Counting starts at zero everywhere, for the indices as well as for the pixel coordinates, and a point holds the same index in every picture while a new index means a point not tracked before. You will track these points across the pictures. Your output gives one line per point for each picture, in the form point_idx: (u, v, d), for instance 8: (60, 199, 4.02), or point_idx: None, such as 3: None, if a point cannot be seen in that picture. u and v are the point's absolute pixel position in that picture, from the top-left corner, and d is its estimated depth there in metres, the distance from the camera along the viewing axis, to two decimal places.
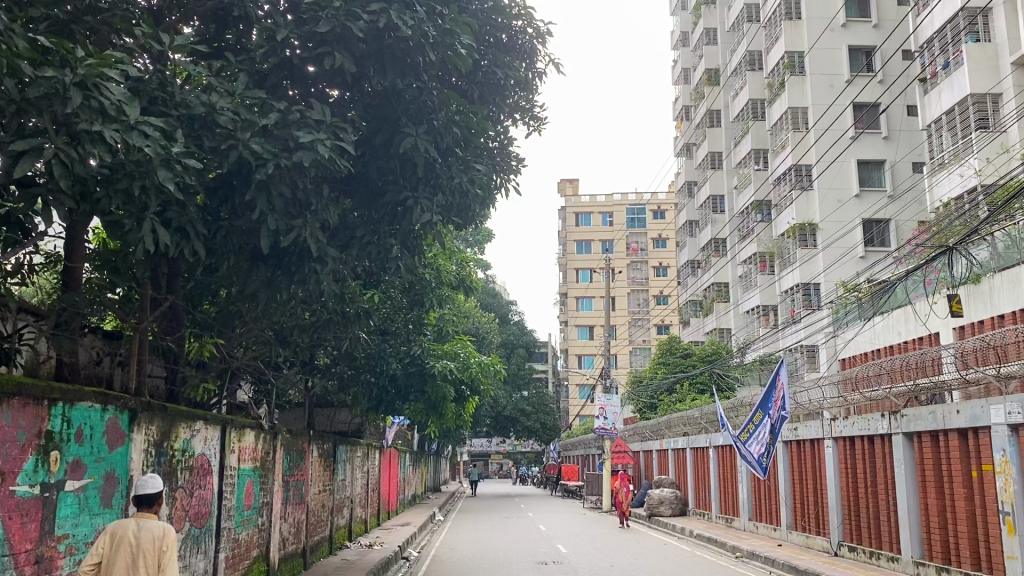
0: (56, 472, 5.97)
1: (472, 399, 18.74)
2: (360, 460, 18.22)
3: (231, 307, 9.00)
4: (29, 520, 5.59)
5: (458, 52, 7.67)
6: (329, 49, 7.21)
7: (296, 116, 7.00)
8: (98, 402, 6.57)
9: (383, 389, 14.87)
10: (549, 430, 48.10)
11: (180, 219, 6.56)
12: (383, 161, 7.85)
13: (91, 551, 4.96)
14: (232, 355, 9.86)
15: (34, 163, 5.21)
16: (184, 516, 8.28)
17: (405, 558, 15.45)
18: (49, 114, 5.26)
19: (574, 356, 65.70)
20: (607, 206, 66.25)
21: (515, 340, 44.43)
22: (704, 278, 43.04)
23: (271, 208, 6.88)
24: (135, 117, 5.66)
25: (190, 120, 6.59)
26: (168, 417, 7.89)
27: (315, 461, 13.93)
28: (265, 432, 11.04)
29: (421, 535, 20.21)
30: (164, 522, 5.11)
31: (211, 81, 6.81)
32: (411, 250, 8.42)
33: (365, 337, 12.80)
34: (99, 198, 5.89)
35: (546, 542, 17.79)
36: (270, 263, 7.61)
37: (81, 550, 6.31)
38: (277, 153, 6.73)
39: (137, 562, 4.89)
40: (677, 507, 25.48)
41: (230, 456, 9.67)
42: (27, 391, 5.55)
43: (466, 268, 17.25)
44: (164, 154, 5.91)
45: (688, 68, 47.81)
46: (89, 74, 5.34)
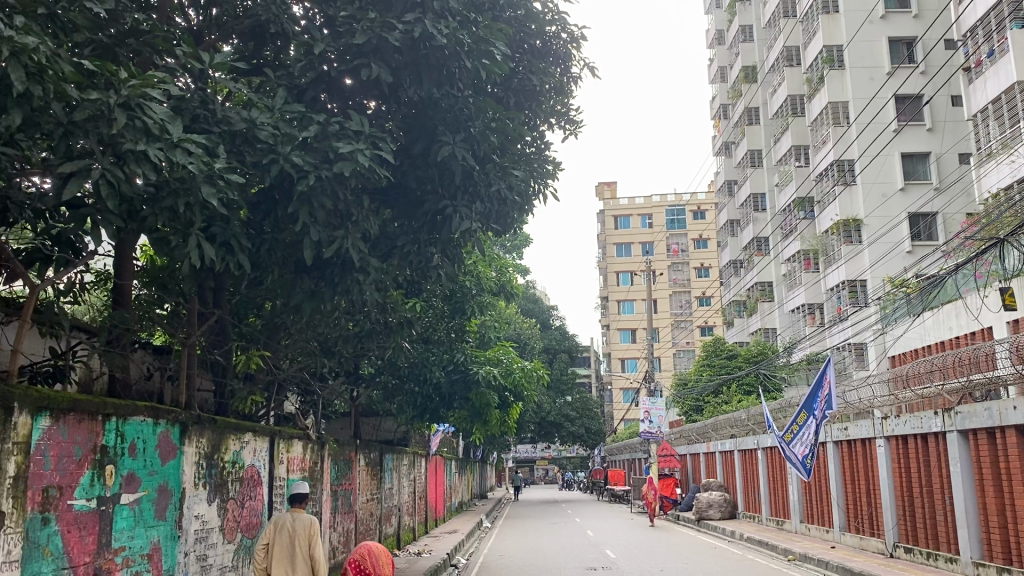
0: (112, 486, 6.11)
1: (517, 406, 18.62)
2: (407, 468, 18.37)
3: (277, 318, 9.12)
4: (87, 533, 5.73)
5: (494, 59, 7.68)
6: (365, 60, 7.30)
7: (336, 128, 7.08)
8: (151, 417, 6.69)
9: (427, 398, 14.95)
10: (594, 435, 47.75)
11: (225, 233, 6.64)
12: (422, 170, 7.84)
13: (261, 537, 6.45)
14: (277, 367, 9.94)
15: (83, 183, 5.34)
16: (236, 527, 8.41)
17: (454, 565, 15.49)
18: (95, 135, 5.41)
19: (617, 360, 65.62)
20: (645, 209, 65.98)
21: (557, 346, 44.56)
22: (747, 278, 42.53)
23: (314, 220, 6.95)
24: (178, 135, 5.75)
25: (231, 136, 6.68)
26: (218, 429, 8.00)
27: (362, 470, 14.04)
28: (313, 442, 11.16)
29: (470, 541, 20.27)
30: (311, 516, 6.52)
31: (251, 97, 6.89)
32: (452, 258, 8.48)
33: (408, 346, 12.89)
34: (146, 216, 5.99)
35: (595, 547, 17.61)
36: (314, 274, 7.74)
37: (138, 562, 6.42)
38: (317, 165, 6.82)
39: (294, 543, 6.33)
40: (726, 510, 25.23)
41: (279, 466, 9.78)
42: (82, 407, 5.71)
43: (506, 275, 17.40)
44: (207, 170, 5.98)
45: (724, 66, 47.61)
46: (132, 95, 5.48)
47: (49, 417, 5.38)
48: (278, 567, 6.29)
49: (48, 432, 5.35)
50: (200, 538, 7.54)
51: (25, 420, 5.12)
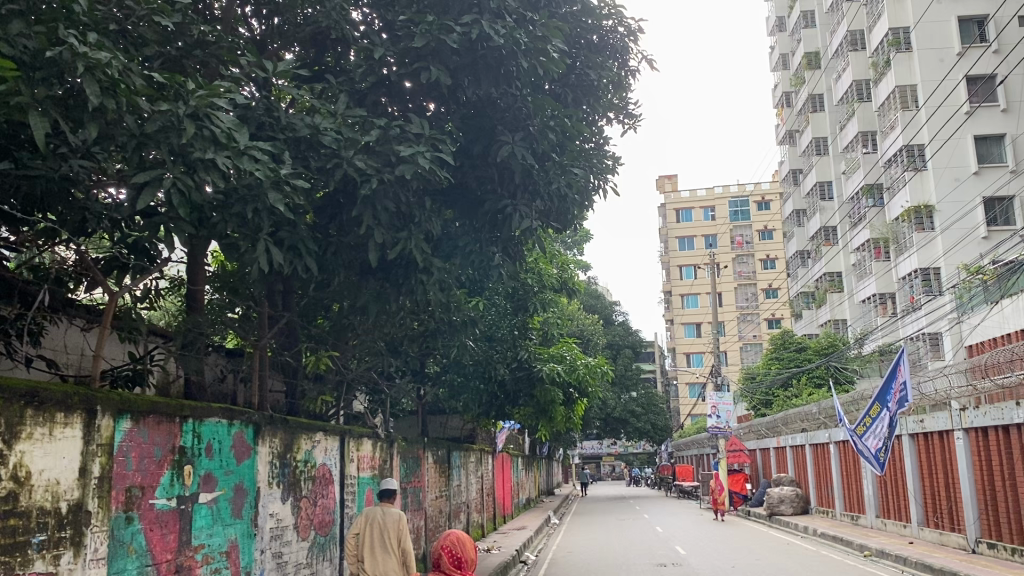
0: (191, 486, 6.30)
1: (581, 402, 18.60)
2: (474, 465, 18.49)
3: (344, 320, 9.27)
4: (168, 531, 5.91)
5: (550, 57, 7.68)
6: (424, 63, 7.35)
7: (397, 131, 7.16)
8: (225, 418, 6.89)
9: (493, 395, 14.97)
10: (661, 430, 47.34)
11: (292, 237, 6.77)
12: (481, 170, 7.87)
13: (352, 530, 6.63)
14: (346, 367, 10.11)
15: (156, 192, 5.49)
16: (309, 525, 8.58)
17: (523, 561, 15.56)
18: (167, 146, 5.57)
19: (683, 355, 65.01)
20: (708, 201, 65.09)
21: (621, 341, 44.23)
22: (815, 269, 41.64)
23: (378, 222, 7.05)
24: (245, 143, 5.91)
25: (296, 143, 6.82)
26: (290, 429, 8.17)
27: (430, 467, 14.17)
28: (382, 440, 11.32)
29: (538, 538, 20.27)
30: (399, 511, 6.65)
31: (314, 103, 7.02)
32: (513, 256, 8.53)
33: (472, 344, 13.00)
34: (216, 222, 6.15)
35: (666, 544, 17.44)
36: (379, 275, 7.85)
37: (217, 559, 6.60)
38: (379, 168, 6.91)
39: (383, 536, 6.47)
40: (798, 505, 24.69)
41: (350, 465, 9.95)
42: (161, 409, 5.91)
43: (568, 272, 17.41)
44: (274, 177, 6.12)
45: (786, 53, 46.77)
46: (200, 105, 5.65)
47: (130, 419, 5.58)
48: (369, 557, 6.44)
49: (129, 434, 5.55)
50: (276, 536, 7.72)
51: (108, 422, 5.32)
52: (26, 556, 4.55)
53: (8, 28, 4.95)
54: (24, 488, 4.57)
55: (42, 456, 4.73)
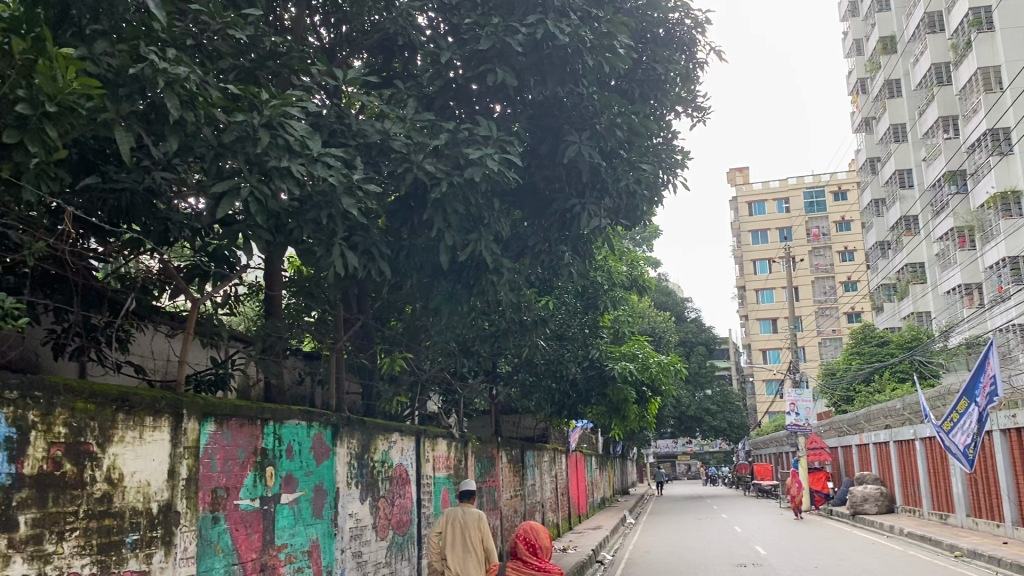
0: (273, 486, 6.45)
1: (655, 400, 18.40)
2: (548, 464, 18.47)
3: (417, 321, 9.38)
4: (252, 531, 6.07)
5: (616, 53, 7.60)
6: (491, 65, 7.38)
7: (465, 134, 7.22)
8: (304, 420, 7.04)
9: (565, 394, 14.94)
10: (737, 428, 46.52)
11: (366, 241, 6.85)
12: (549, 170, 7.87)
13: (433, 530, 6.70)
14: (420, 368, 10.22)
15: (235, 201, 5.63)
16: (388, 524, 8.70)
17: (600, 561, 15.48)
18: (243, 155, 5.72)
19: (758, 351, 63.83)
20: (782, 193, 63.70)
21: (694, 339, 43.58)
22: (896, 260, 40.32)
23: (447, 225, 7.11)
24: (318, 150, 6.05)
25: (367, 149, 6.91)
26: (367, 430, 8.30)
27: (505, 466, 14.22)
28: (456, 440, 11.40)
29: (615, 537, 20.13)
30: (479, 511, 6.69)
31: (383, 109, 7.12)
32: (583, 255, 8.51)
33: (543, 343, 13.00)
34: (292, 229, 6.24)
35: (745, 544, 17.13)
36: (450, 278, 7.93)
37: (299, 558, 6.75)
38: (449, 172, 6.96)
39: (465, 536, 6.51)
40: (883, 504, 23.95)
41: (426, 465, 10.05)
42: (243, 412, 6.08)
43: (637, 269, 17.26)
44: (347, 182, 6.23)
45: (859, 39, 45.44)
46: (274, 115, 5.79)
47: (214, 422, 5.76)
48: (451, 556, 6.50)
49: (214, 437, 5.72)
50: (355, 535, 7.85)
51: (194, 425, 5.50)
52: (121, 555, 4.76)
53: (93, 48, 5.19)
54: (117, 490, 4.78)
55: (134, 459, 4.94)
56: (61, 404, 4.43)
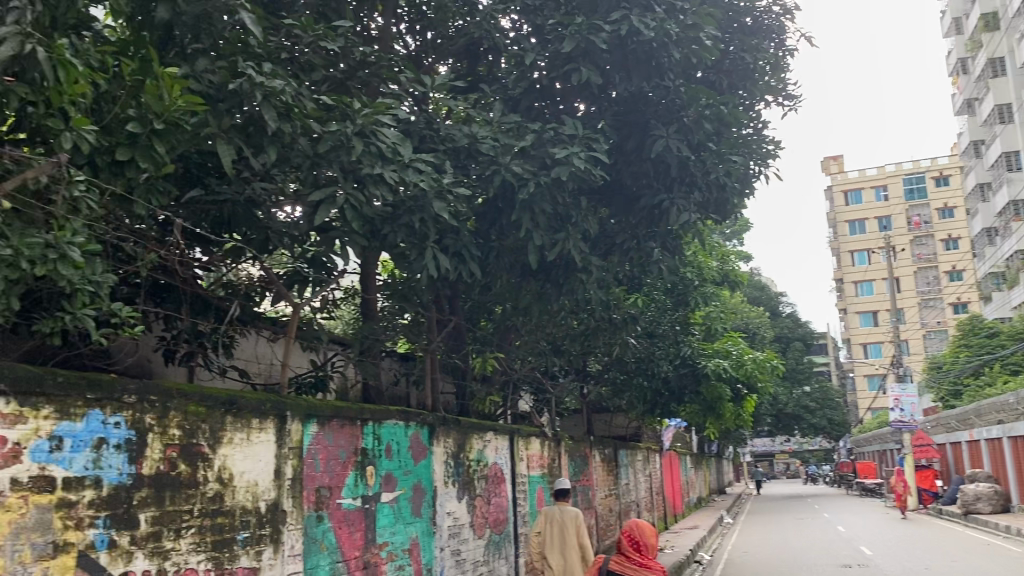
0: (373, 485, 6.61)
1: (751, 398, 17.92)
2: (642, 463, 18.31)
3: (507, 321, 9.43)
4: (355, 529, 6.23)
5: (704, 44, 7.47)
6: (575, 64, 7.37)
7: (551, 134, 7.23)
8: (402, 420, 7.18)
9: (658, 392, 14.78)
10: (838, 426, 45.06)
11: (456, 244, 6.92)
12: (636, 166, 7.78)
13: (533, 528, 6.74)
14: (511, 367, 10.29)
15: (331, 210, 5.78)
16: (485, 523, 8.79)
17: (698, 561, 15.25)
18: (338, 164, 5.86)
19: (858, 346, 61.96)
20: (879, 180, 61.49)
21: (790, 334, 42.44)
22: (1005, 247, 38.33)
23: (536, 225, 7.12)
24: (409, 156, 6.17)
25: (456, 152, 7.01)
26: (462, 430, 8.41)
27: (598, 465, 14.17)
28: (549, 439, 11.42)
29: (713, 537, 19.81)
30: (577, 510, 6.69)
31: (470, 113, 7.20)
32: (673, 251, 8.39)
33: (634, 341, 12.91)
34: (387, 234, 6.37)
35: (849, 544, 16.60)
36: (540, 277, 7.97)
37: (401, 556, 6.89)
38: (536, 172, 6.98)
39: (564, 535, 6.53)
40: (997, 503, 22.81)
41: (520, 464, 10.11)
42: (344, 413, 6.24)
43: (728, 264, 16.94)
44: (437, 186, 6.33)
45: (959, 17, 43.45)
46: (366, 123, 5.94)
47: (316, 423, 5.94)
48: (551, 554, 6.53)
49: (316, 438, 5.90)
50: (454, 533, 7.97)
51: (298, 426, 5.68)
52: (233, 552, 4.95)
53: (195, 66, 5.45)
54: (228, 489, 4.98)
55: (243, 459, 5.14)
56: (174, 407, 4.65)
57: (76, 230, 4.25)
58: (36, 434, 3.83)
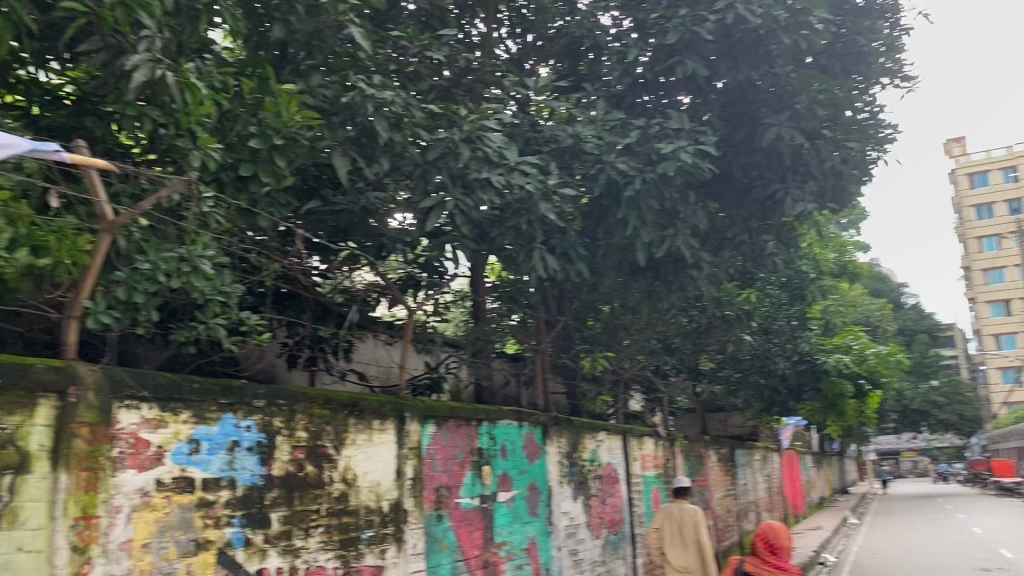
0: (490, 485, 6.69)
1: (876, 395, 16.70)
2: (760, 463, 17.85)
3: (616, 320, 9.34)
4: (474, 528, 6.33)
5: (815, 28, 7.19)
6: (679, 57, 7.26)
7: (656, 129, 7.09)
8: (515, 420, 7.24)
9: (775, 390, 14.38)
10: (971, 422, 42.68)
11: (563, 244, 6.93)
12: (747, 157, 7.58)
13: (652, 525, 6.70)
14: (622, 367, 10.22)
15: (441, 215, 5.93)
16: (601, 523, 8.77)
17: (823, 563, 14.75)
18: (447, 170, 5.94)
19: (990, 337, 58.56)
20: (1008, 160, 57.99)
21: (914, 326, 40.52)
22: None
23: (643, 223, 7.02)
24: (515, 159, 6.22)
25: (560, 153, 7.06)
26: (575, 430, 8.41)
27: (715, 465, 13.91)
28: (663, 438, 11.28)
29: (838, 539, 19.13)
30: (696, 507, 6.60)
31: (573, 112, 7.19)
32: (787, 242, 8.23)
33: (749, 338, 12.60)
34: (495, 237, 6.46)
35: (987, 546, 15.71)
36: (649, 274, 7.91)
37: (519, 555, 6.95)
38: (642, 168, 6.88)
39: (683, 533, 6.44)
40: None
41: (634, 464, 10.03)
42: (459, 413, 6.35)
43: (847, 255, 16.31)
44: (543, 188, 6.38)
45: None
46: (473, 129, 6.00)
47: (434, 423, 6.06)
48: (672, 551, 6.47)
49: (434, 437, 6.03)
50: (570, 534, 7.98)
51: (416, 427, 5.83)
52: (358, 549, 5.11)
53: (310, 82, 5.62)
54: (352, 489, 5.15)
55: (365, 460, 5.29)
56: (301, 411, 4.84)
57: (205, 244, 4.48)
58: (176, 437, 4.07)
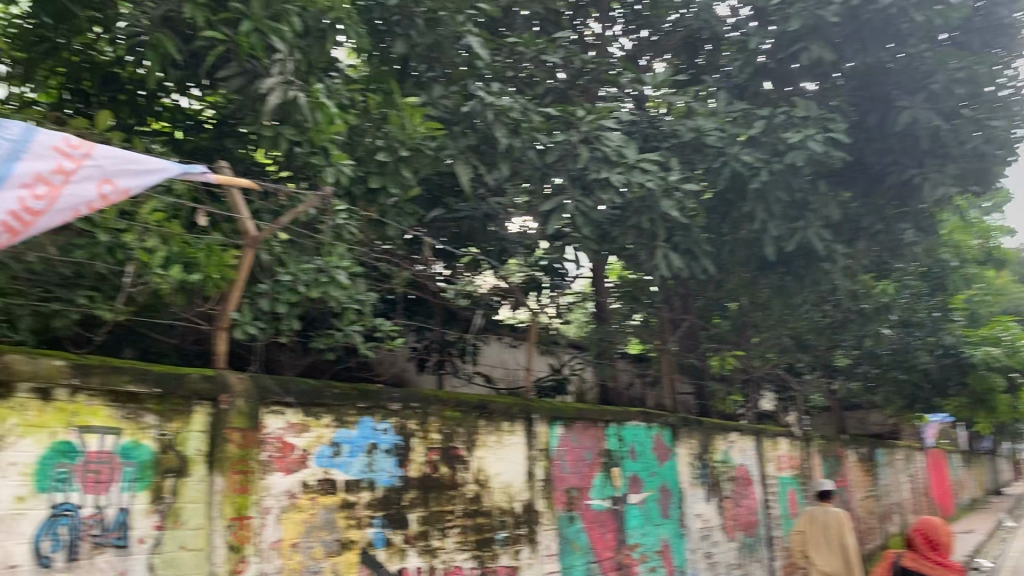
0: (621, 487, 6.64)
1: None
2: (904, 463, 16.97)
3: (744, 318, 9.06)
4: (606, 530, 6.31)
5: (947, 4, 6.77)
6: (804, 43, 7.03)
7: (782, 118, 6.73)
8: (644, 421, 7.17)
9: (917, 386, 13.64)
10: None
11: (687, 241, 6.69)
12: (879, 143, 7.24)
13: (795, 528, 6.50)
14: (752, 365, 9.95)
15: (561, 218, 5.96)
16: (736, 525, 8.56)
17: (978, 568, 13.89)
18: (567, 173, 6.00)
19: None
20: None
21: None
22: None
23: (771, 215, 6.78)
24: (634, 157, 6.07)
25: (682, 148, 6.96)
26: (705, 430, 8.24)
27: (854, 465, 13.33)
28: (798, 438, 10.90)
29: (993, 543, 17.96)
30: (841, 510, 6.35)
31: (693, 106, 7.03)
32: (926, 229, 7.86)
33: (887, 332, 12.00)
34: (617, 237, 6.40)
35: None
36: (779, 269, 7.69)
37: (653, 557, 6.88)
38: (769, 160, 6.59)
39: (828, 536, 6.22)
40: None
41: (769, 465, 9.74)
42: (586, 415, 6.34)
43: (993, 241, 15.29)
44: (664, 184, 6.19)
45: None
46: (591, 129, 6.01)
47: (561, 425, 6.08)
48: (817, 554, 6.25)
49: (562, 439, 6.05)
50: (704, 536, 7.83)
51: (544, 428, 5.86)
52: (493, 550, 5.19)
53: (432, 94, 5.77)
54: (485, 490, 5.23)
55: (497, 461, 5.37)
56: (433, 413, 4.95)
57: (341, 255, 4.67)
58: (319, 440, 4.24)
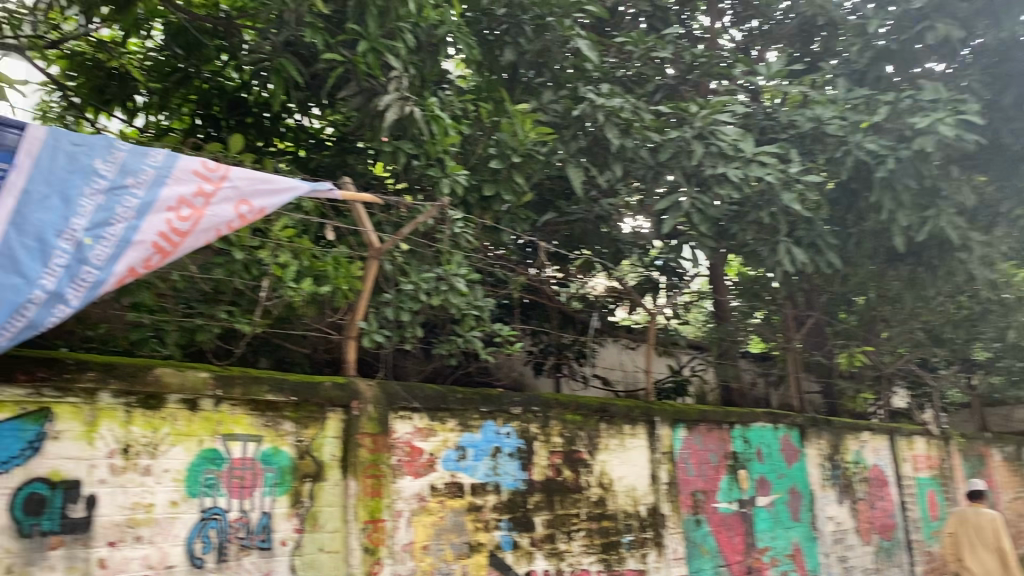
0: (748, 490, 6.49)
1: None
2: None
3: (873, 312, 8.69)
4: (734, 533, 6.19)
5: None
6: (929, 22, 6.66)
7: (908, 102, 6.37)
8: (770, 422, 6.98)
9: None
10: None
11: (810, 233, 6.48)
12: (1019, 121, 6.84)
13: (944, 529, 6.19)
14: (883, 361, 9.52)
15: (677, 216, 5.87)
16: (871, 529, 8.22)
17: None
18: (681, 169, 5.86)
19: None
20: None
21: None
22: None
23: (899, 204, 6.48)
24: (751, 151, 5.86)
25: (801, 139, 6.75)
26: (835, 430, 7.94)
27: (1000, 465, 12.55)
28: (936, 437, 10.36)
29: None
30: (994, 512, 6.01)
31: (811, 94, 6.77)
32: None
33: None
34: (736, 232, 6.27)
35: None
36: (910, 260, 7.34)
37: (784, 561, 6.70)
38: (895, 146, 6.31)
39: (982, 538, 5.90)
40: None
41: (905, 465, 9.30)
42: (710, 416, 6.22)
43: None
44: (784, 177, 5.98)
45: None
46: (705, 125, 5.80)
47: (684, 427, 5.99)
48: (969, 557, 5.93)
49: (686, 442, 5.96)
50: (838, 540, 7.55)
51: (667, 431, 5.79)
52: (620, 553, 5.17)
53: (543, 99, 5.82)
54: (609, 494, 5.21)
55: (620, 464, 5.34)
56: (555, 417, 4.97)
57: (459, 262, 4.73)
58: (444, 444, 4.32)
